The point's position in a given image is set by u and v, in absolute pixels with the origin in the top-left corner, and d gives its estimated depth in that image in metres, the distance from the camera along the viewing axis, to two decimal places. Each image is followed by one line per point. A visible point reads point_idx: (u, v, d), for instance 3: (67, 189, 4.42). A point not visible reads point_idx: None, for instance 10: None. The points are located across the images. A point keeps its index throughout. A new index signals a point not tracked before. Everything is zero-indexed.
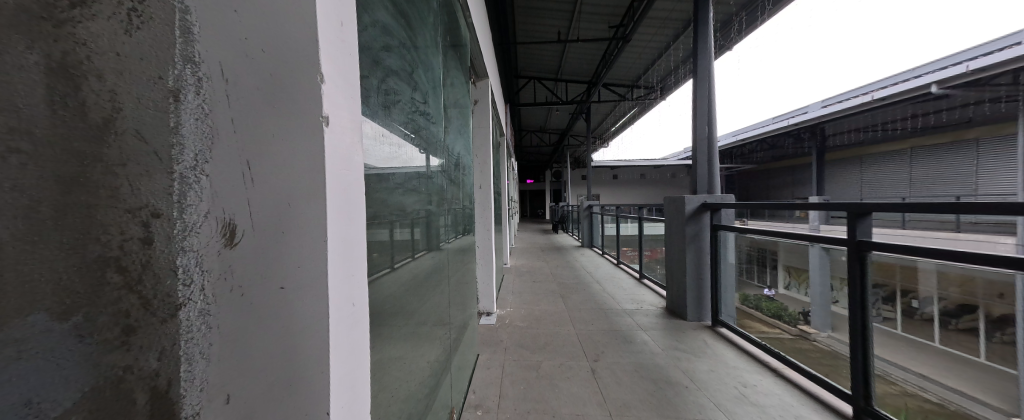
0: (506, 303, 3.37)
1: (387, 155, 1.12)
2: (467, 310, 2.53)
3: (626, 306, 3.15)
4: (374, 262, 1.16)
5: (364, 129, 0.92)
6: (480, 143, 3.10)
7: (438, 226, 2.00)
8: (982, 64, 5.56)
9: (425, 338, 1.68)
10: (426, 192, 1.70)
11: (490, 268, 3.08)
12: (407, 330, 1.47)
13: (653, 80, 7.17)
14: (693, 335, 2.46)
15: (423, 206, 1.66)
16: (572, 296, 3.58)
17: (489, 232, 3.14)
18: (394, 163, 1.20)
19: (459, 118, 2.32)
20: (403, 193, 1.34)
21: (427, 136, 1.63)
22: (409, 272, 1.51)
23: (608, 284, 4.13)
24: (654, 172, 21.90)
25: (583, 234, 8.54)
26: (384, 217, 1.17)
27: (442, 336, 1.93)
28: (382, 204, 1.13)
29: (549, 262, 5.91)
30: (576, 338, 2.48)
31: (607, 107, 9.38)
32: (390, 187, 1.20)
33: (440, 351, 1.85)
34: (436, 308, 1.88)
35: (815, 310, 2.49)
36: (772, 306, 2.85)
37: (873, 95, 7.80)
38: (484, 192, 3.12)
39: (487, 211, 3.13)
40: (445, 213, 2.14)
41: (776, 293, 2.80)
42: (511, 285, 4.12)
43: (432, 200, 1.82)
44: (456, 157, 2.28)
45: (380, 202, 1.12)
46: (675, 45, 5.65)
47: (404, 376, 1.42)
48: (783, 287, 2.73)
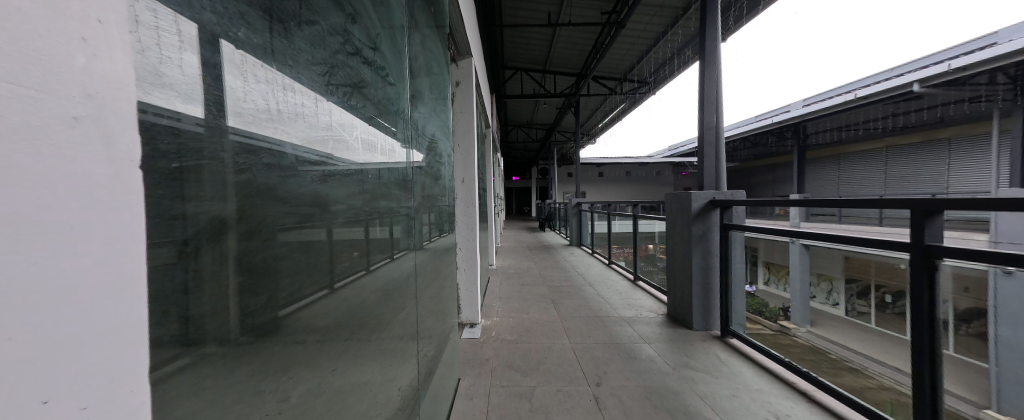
0: (492, 311, 3.02)
1: (317, 125, 0.85)
2: (446, 322, 2.19)
3: (625, 313, 2.88)
4: (344, 266, 1.05)
5: (254, 69, 0.65)
6: (463, 129, 2.70)
7: (406, 227, 1.60)
8: (963, 63, 5.97)
9: (400, 355, 1.44)
10: (387, 181, 1.34)
11: (473, 273, 2.71)
12: (376, 347, 1.26)
13: (645, 73, 6.96)
14: (702, 347, 2.23)
15: (382, 199, 1.30)
16: (564, 301, 3.27)
17: (472, 231, 2.77)
18: (320, 131, 0.86)
19: (431, 92, 1.91)
20: (343, 179, 1.00)
21: (376, 95, 1.20)
22: (388, 274, 1.38)
23: (602, 287, 3.85)
24: (640, 170, 22.14)
25: (571, 232, 8.29)
26: (284, 216, 0.76)
27: (417, 352, 1.63)
28: (273, 192, 0.72)
29: (538, 263, 5.59)
30: (574, 352, 2.18)
31: (597, 102, 9.16)
32: (296, 167, 0.79)
33: (414, 373, 1.55)
34: (411, 317, 1.60)
35: (793, 305, 2.60)
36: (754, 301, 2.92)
37: (857, 94, 8.19)
38: (468, 185, 2.75)
39: (470, 207, 2.74)
40: (418, 211, 1.78)
41: (759, 289, 2.87)
42: (497, 290, 3.76)
43: (396, 193, 1.46)
44: (429, 139, 1.88)
45: (298, 189, 0.80)
46: (669, 36, 5.44)
47: (369, 405, 1.17)
48: (764, 283, 2.81)
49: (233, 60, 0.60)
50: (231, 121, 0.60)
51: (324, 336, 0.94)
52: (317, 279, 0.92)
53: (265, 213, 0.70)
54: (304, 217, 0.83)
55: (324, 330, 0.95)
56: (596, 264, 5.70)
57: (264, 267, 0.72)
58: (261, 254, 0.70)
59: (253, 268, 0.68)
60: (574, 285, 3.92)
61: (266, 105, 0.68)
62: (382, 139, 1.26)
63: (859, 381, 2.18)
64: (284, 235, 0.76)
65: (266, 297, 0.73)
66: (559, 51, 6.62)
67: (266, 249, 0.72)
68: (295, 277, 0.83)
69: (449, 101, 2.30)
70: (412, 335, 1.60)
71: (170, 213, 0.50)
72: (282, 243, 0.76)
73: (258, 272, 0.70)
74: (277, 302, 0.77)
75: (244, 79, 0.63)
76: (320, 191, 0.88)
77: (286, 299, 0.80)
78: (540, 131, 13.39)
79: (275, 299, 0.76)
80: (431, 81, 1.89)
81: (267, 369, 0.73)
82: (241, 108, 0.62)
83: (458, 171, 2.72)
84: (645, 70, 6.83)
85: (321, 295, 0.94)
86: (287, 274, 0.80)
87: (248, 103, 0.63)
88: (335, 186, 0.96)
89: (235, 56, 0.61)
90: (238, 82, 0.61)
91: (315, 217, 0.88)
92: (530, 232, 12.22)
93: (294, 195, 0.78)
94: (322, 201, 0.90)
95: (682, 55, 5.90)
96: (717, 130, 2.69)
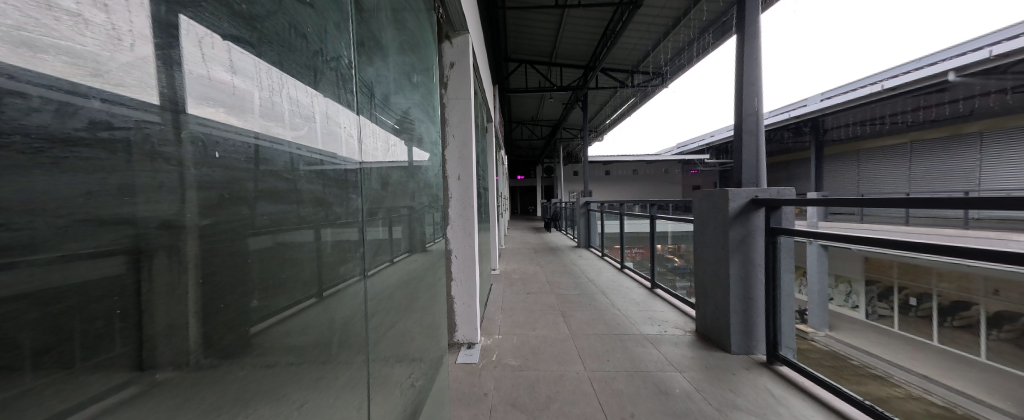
0: (493, 325, 2.66)
1: (299, 119, 0.84)
2: (440, 342, 1.98)
3: (647, 330, 2.50)
4: (333, 272, 1.02)
5: (234, 60, 0.64)
6: (458, 116, 2.31)
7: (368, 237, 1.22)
8: (1007, 49, 5.53)
9: (382, 381, 1.31)
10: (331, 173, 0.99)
11: (473, 285, 2.33)
12: (354, 375, 1.11)
13: (655, 65, 6.64)
14: (749, 381, 1.84)
15: (326, 197, 0.97)
16: (577, 314, 2.89)
17: (471, 236, 2.36)
18: (303, 125, 0.85)
19: (401, 62, 1.51)
20: (256, 163, 0.70)
21: (286, 35, 0.79)
22: (385, 279, 1.40)
23: (616, 295, 3.47)
24: (647, 168, 21.60)
25: (577, 233, 7.90)
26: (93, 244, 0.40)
27: (403, 379, 1.47)
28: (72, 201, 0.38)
29: (544, 267, 5.16)
30: (591, 381, 1.83)
31: (604, 97, 8.80)
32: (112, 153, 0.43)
33: (399, 400, 1.41)
34: (402, 329, 1.52)
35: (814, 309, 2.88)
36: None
37: (883, 85, 7.69)
38: (467, 181, 2.34)
39: (468, 208, 2.34)
40: (390, 214, 1.44)
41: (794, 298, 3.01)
42: (500, 300, 3.39)
43: (350, 189, 1.11)
44: (398, 117, 1.48)
45: (205, 179, 0.58)
46: (684, 23, 5.12)
47: None
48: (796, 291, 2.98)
49: (195, 41, 0.55)
50: (194, 108, 0.55)
51: (303, 356, 0.86)
52: (304, 287, 0.88)
53: (164, 214, 0.50)
54: (284, 220, 0.79)
55: (301, 349, 0.86)
56: (607, 268, 5.24)
57: (223, 277, 0.64)
58: (231, 259, 0.65)
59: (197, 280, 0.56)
60: (584, 294, 3.53)
61: (223, 92, 0.62)
62: (339, 123, 1.02)
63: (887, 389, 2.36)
64: (255, 243, 0.71)
65: (238, 307, 0.68)
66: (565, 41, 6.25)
67: (229, 254, 0.64)
68: (279, 286, 0.79)
69: (430, 74, 1.89)
70: (399, 357, 1.46)
71: (75, 218, 0.38)
72: (258, 247, 0.72)
73: (226, 281, 0.65)
74: (266, 310, 0.75)
75: (205, 62, 0.58)
76: (249, 186, 0.68)
77: (273, 308, 0.78)
78: (544, 128, 13.01)
79: (246, 310, 0.70)
80: (399, 40, 1.47)
81: (229, 398, 0.65)
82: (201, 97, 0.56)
83: (452, 167, 2.34)
84: (659, 59, 6.43)
85: (308, 304, 0.90)
86: (267, 284, 0.75)
87: (206, 90, 0.57)
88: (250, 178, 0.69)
89: (195, 33, 0.55)
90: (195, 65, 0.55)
91: (245, 222, 0.68)
92: (536, 233, 11.69)
93: (195, 190, 0.56)
94: (243, 199, 0.67)
95: (699, 42, 5.53)
96: (757, 115, 2.18)
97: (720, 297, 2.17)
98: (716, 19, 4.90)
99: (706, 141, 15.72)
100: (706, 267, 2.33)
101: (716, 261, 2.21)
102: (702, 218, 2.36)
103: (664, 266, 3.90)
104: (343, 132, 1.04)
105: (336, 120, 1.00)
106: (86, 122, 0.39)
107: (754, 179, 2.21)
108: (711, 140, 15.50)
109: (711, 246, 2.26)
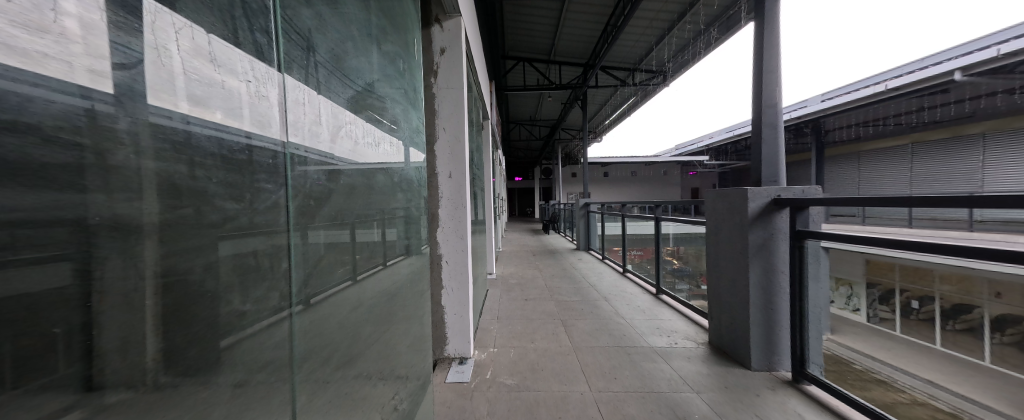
0: (487, 337, 2.44)
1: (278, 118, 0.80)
2: (425, 358, 1.77)
3: (655, 342, 2.29)
4: (315, 278, 0.96)
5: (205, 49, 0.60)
6: (449, 108, 2.09)
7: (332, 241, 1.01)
8: (1014, 47, 5.42)
9: (361, 405, 1.15)
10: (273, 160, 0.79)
11: (465, 294, 2.12)
12: (334, 393, 1.02)
13: (656, 63, 6.49)
14: (775, 403, 1.63)
15: (273, 194, 0.79)
16: (578, 324, 2.67)
17: (464, 239, 2.14)
18: (278, 118, 0.80)
19: (373, 34, 1.27)
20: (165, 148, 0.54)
21: None
22: (376, 285, 1.31)
23: (619, 302, 3.25)
24: (646, 170, 21.42)
25: (577, 235, 7.66)
26: None
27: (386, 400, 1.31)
28: None
29: (543, 271, 4.93)
30: (597, 404, 1.63)
31: (603, 96, 8.63)
32: None
33: None
34: (389, 340, 1.39)
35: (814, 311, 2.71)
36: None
37: (886, 84, 7.56)
38: (459, 178, 2.12)
39: (460, 209, 2.12)
40: (366, 215, 1.24)
41: None
42: (496, 308, 3.16)
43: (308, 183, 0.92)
44: (364, 92, 1.22)
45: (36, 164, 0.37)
46: (687, 19, 4.97)
47: None
48: None
49: (158, 27, 0.52)
50: (153, 101, 0.51)
51: (276, 372, 0.78)
52: (277, 296, 0.81)
53: None
54: (247, 223, 0.72)
55: (273, 363, 0.78)
56: (608, 272, 5.01)
57: (180, 288, 0.57)
58: (187, 270, 0.58)
59: (121, 295, 0.47)
60: (586, 301, 3.31)
61: (189, 81, 0.57)
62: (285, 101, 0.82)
63: (890, 394, 2.21)
64: (214, 251, 0.63)
65: (200, 322, 0.61)
66: (564, 37, 6.09)
67: (181, 263, 0.57)
68: (249, 296, 0.73)
69: (411, 56, 1.64)
70: (381, 375, 1.30)
71: None
72: (217, 256, 0.64)
73: (186, 292, 0.58)
74: (235, 321, 0.69)
75: (170, 51, 0.54)
76: None
77: (244, 320, 0.71)
78: (543, 128, 12.82)
79: (210, 325, 0.63)
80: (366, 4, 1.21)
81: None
82: (155, 86, 0.51)
83: (442, 163, 2.12)
84: (661, 57, 6.28)
85: (282, 315, 0.82)
86: (235, 294, 0.69)
87: (168, 82, 0.53)
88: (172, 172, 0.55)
89: (165, 23, 0.53)
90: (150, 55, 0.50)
91: (167, 225, 0.54)
92: (534, 235, 11.41)
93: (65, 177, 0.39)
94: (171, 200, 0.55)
95: (703, 38, 5.39)
96: (777, 106, 1.95)
97: (736, 307, 1.97)
98: (721, 14, 4.74)
99: (706, 143, 15.56)
100: (721, 273, 2.12)
101: (731, 267, 2.02)
102: (716, 219, 2.15)
103: (671, 273, 3.69)
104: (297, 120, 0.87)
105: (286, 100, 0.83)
106: (14, 111, 0.34)
107: (775, 178, 1.96)
108: (710, 141, 15.35)
109: (726, 250, 2.05)
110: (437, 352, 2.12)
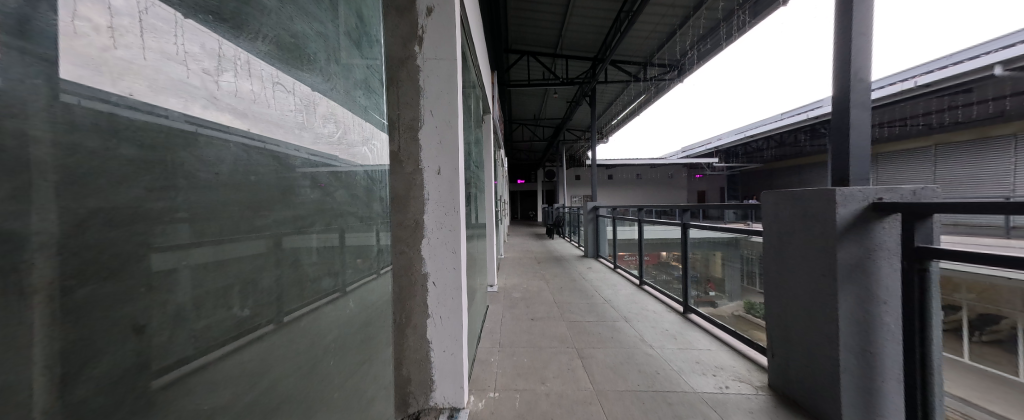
0: (485, 376, 1.96)
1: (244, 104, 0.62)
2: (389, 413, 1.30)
3: (698, 384, 1.83)
4: (293, 292, 0.78)
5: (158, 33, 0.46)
6: (439, 86, 1.62)
7: None
8: None
9: None
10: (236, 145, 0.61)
11: (459, 324, 1.64)
12: None
13: (671, 56, 6.02)
14: None
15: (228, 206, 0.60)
16: (598, 356, 2.19)
17: (457, 253, 1.67)
18: (250, 100, 0.64)
19: None
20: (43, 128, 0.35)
21: None
22: (355, 306, 1.06)
23: (642, 325, 2.77)
24: (653, 172, 20.80)
25: (584, 240, 7.16)
26: None
27: None
28: None
29: (549, 282, 4.43)
30: None
31: (612, 94, 8.17)
32: None
33: None
34: (370, 372, 1.14)
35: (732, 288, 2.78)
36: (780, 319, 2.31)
37: (916, 82, 6.92)
38: (451, 176, 1.65)
39: (452, 214, 1.66)
40: (302, 224, 0.81)
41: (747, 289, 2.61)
42: (496, 332, 2.67)
43: (260, 184, 0.67)
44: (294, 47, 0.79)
45: None
46: (709, 4, 4.48)
47: None
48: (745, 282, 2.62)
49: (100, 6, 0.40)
50: (74, 87, 0.37)
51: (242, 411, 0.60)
52: (251, 311, 0.65)
53: None
54: (221, 228, 0.58)
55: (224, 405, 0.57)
56: (622, 283, 4.50)
57: (124, 307, 0.43)
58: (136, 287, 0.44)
59: (15, 333, 0.32)
60: (603, 322, 2.84)
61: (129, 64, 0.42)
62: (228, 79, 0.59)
63: None
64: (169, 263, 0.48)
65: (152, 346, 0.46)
66: (572, 27, 5.63)
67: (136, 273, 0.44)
68: (218, 311, 0.57)
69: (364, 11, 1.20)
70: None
71: None
72: (182, 265, 0.51)
73: (134, 313, 0.44)
74: (200, 341, 0.54)
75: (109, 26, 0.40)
76: None
77: (207, 341, 0.55)
78: (547, 128, 12.35)
79: (171, 347, 0.49)
80: None
81: None
82: (99, 71, 0.39)
83: (429, 156, 1.64)
84: (677, 49, 5.80)
85: (252, 337, 0.64)
86: (199, 310, 0.54)
87: (102, 64, 0.39)
88: (70, 171, 0.37)
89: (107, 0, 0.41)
90: (99, 51, 0.39)
91: (78, 255, 0.38)
92: (536, 240, 10.86)
93: None
94: (91, 209, 0.39)
95: (722, 29, 4.94)
96: (871, 80, 1.45)
97: (812, 345, 1.50)
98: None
99: (715, 144, 14.99)
100: (789, 298, 1.64)
101: (806, 292, 1.54)
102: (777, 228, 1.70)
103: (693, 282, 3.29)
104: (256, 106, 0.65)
105: (242, 75, 0.62)
106: None
107: (868, 175, 1.45)
108: (720, 142, 14.77)
109: (795, 267, 1.60)
110: (421, 401, 1.65)
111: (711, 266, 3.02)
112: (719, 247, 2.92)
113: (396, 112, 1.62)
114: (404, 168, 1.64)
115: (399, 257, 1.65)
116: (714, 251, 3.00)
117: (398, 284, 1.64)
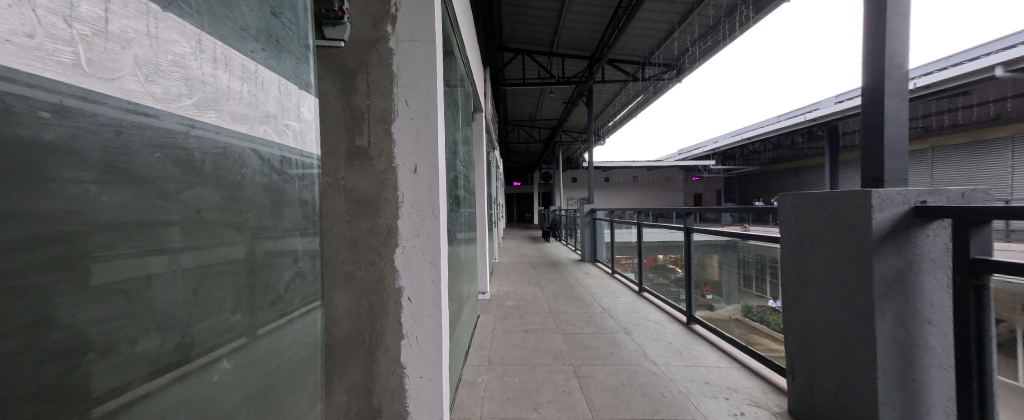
0: (469, 402, 1.75)
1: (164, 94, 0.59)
2: None
3: (710, 410, 1.64)
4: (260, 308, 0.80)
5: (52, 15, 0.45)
6: (415, 73, 1.42)
7: None
8: None
9: None
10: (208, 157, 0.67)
11: (440, 345, 1.43)
12: None
13: (669, 55, 5.88)
14: None
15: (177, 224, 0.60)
16: (597, 376, 1.98)
17: (437, 264, 1.46)
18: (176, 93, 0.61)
19: None
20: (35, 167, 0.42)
21: None
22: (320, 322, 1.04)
23: (645, 338, 2.58)
24: (650, 175, 20.69)
25: (581, 244, 6.95)
26: None
27: None
28: None
29: (545, 289, 4.23)
30: None
31: (609, 94, 8.02)
32: None
33: None
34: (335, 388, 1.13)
35: (729, 291, 2.71)
36: (776, 321, 2.21)
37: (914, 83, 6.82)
38: (429, 175, 1.45)
39: (430, 220, 1.45)
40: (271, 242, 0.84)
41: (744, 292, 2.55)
42: (485, 348, 2.45)
43: (234, 197, 0.74)
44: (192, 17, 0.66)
45: None
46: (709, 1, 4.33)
47: None
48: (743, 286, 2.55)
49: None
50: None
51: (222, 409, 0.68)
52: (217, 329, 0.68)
53: None
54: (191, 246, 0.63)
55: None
56: (621, 290, 4.30)
57: (64, 336, 0.45)
58: (108, 309, 0.50)
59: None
60: (601, 334, 2.65)
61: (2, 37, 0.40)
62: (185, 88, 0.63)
63: None
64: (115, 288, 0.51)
65: (119, 365, 0.52)
66: (568, 25, 5.47)
67: (102, 295, 0.50)
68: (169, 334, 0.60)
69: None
70: None
71: None
72: (158, 286, 0.58)
73: (98, 337, 0.49)
74: (190, 345, 0.63)
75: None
76: None
77: (196, 347, 0.64)
78: (543, 130, 12.16)
79: (137, 364, 0.55)
80: None
81: None
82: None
83: (404, 152, 1.43)
84: (675, 48, 5.65)
85: (224, 352, 0.70)
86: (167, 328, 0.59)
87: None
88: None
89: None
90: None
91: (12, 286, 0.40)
92: (532, 243, 10.60)
93: None
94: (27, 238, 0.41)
95: (720, 28, 4.85)
96: (907, 67, 1.27)
97: (844, 370, 1.32)
98: None
99: (712, 147, 14.92)
100: (815, 314, 1.45)
101: (835, 309, 1.35)
102: (798, 234, 1.53)
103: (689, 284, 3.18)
104: (153, 73, 0.57)
105: (159, 68, 0.58)
106: None
107: (907, 175, 1.26)
108: (717, 145, 14.69)
109: (819, 278, 1.42)
110: None
111: (709, 269, 2.94)
112: (717, 250, 2.83)
113: (367, 102, 1.41)
114: (375, 167, 1.43)
115: (369, 269, 1.43)
116: (712, 253, 2.91)
117: (369, 301, 1.42)
